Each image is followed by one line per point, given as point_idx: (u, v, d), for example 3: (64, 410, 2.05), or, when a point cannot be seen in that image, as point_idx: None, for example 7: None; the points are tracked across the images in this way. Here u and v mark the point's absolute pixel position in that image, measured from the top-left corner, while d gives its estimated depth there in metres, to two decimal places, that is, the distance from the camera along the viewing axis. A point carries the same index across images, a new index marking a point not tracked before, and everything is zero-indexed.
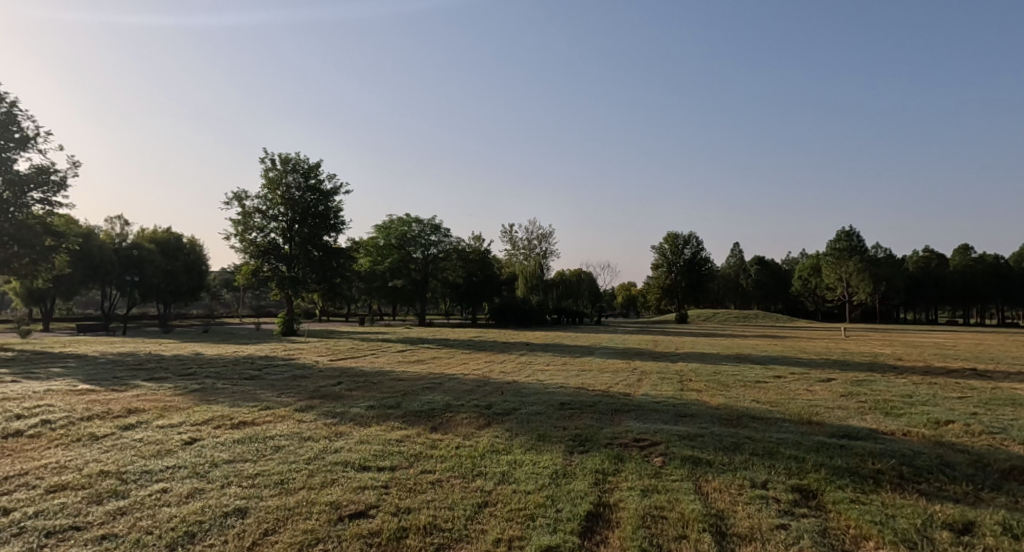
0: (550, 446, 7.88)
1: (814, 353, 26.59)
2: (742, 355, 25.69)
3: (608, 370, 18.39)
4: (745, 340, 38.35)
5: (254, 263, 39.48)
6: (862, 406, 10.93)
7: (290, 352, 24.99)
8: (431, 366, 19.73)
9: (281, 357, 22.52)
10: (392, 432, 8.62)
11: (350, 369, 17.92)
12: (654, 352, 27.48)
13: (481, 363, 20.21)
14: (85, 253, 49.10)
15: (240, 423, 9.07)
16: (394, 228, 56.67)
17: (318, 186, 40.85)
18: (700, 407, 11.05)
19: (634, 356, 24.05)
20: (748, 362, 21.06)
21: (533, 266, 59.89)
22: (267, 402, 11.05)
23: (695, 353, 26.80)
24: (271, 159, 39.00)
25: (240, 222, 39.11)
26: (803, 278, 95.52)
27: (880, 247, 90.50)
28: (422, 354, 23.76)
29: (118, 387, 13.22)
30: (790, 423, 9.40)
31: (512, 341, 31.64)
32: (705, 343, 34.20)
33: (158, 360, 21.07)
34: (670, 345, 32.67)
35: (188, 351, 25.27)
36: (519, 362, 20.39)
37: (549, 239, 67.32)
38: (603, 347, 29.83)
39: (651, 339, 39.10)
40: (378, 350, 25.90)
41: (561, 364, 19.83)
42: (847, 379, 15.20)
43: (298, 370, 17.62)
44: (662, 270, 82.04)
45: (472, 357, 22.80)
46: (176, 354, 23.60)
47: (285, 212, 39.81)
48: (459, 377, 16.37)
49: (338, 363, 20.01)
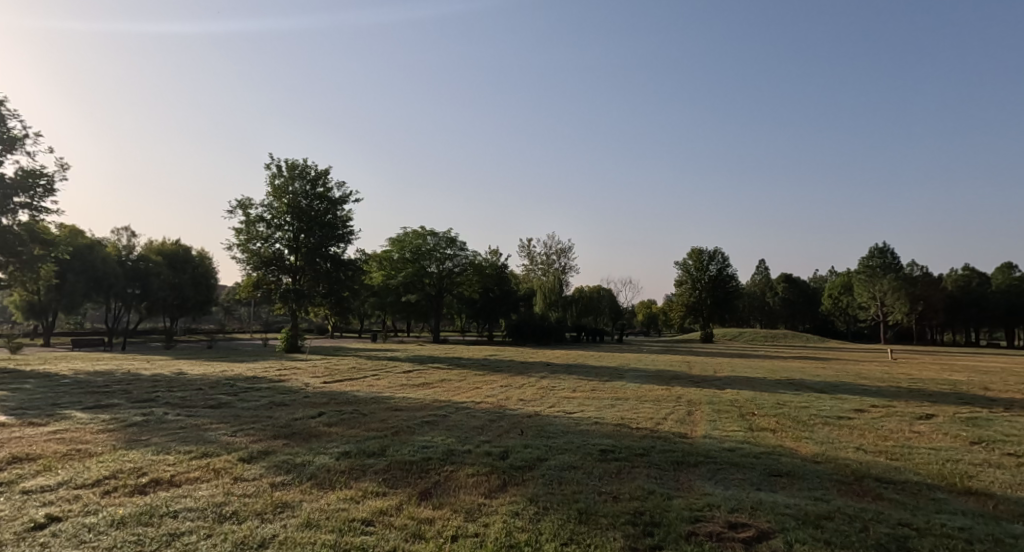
0: (598, 541, 5.04)
1: (874, 379, 23.46)
2: (794, 380, 22.53)
3: (648, 398, 15.51)
4: (787, 362, 35.25)
5: (257, 274, 37.06)
6: (1020, 463, 7.93)
7: (283, 372, 22.29)
8: (439, 391, 16.91)
9: (269, 377, 19.85)
10: (360, 505, 5.82)
11: (343, 395, 15.22)
12: (691, 375, 24.57)
13: (496, 388, 17.39)
14: (88, 264, 46.96)
15: (147, 484, 6.30)
16: (407, 242, 54.22)
17: (326, 194, 38.62)
18: (790, 458, 8.18)
19: (671, 381, 21.16)
20: (809, 390, 18.03)
21: (553, 280, 56.92)
22: (209, 446, 8.23)
23: (739, 377, 23.69)
24: (277, 165, 36.90)
25: (243, 230, 36.95)
26: (834, 297, 92.09)
27: (915, 265, 86.79)
28: (428, 376, 20.99)
29: (39, 419, 10.48)
30: (944, 493, 6.44)
31: (531, 361, 28.77)
32: (744, 365, 31.10)
33: (128, 381, 18.42)
34: (706, 367, 29.65)
35: (171, 370, 22.73)
36: (539, 387, 17.58)
37: (568, 254, 64.31)
38: (632, 368, 26.96)
39: (681, 359, 36.07)
40: (381, 371, 23.10)
41: (591, 390, 16.99)
42: (955, 418, 12.15)
43: (279, 395, 14.93)
44: (686, 286, 78.80)
45: (486, 379, 19.93)
46: (156, 374, 21.05)
47: (291, 221, 37.59)
48: (470, 406, 13.59)
49: (330, 387, 17.24)
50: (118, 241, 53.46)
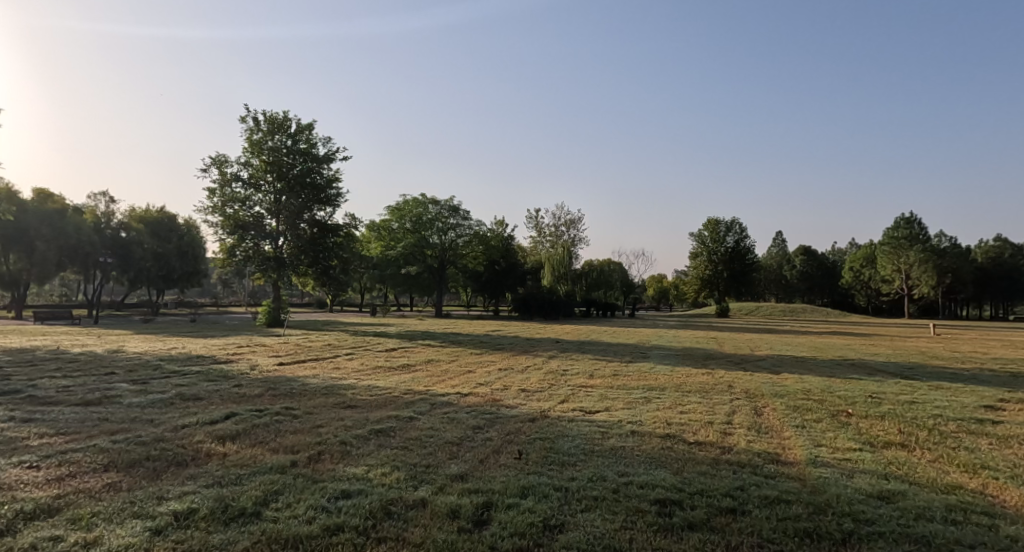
0: None
1: (950, 361, 19.59)
2: (854, 362, 18.71)
3: (692, 390, 11.68)
4: (826, 339, 31.54)
5: (232, 240, 33.25)
6: None
7: (239, 350, 18.60)
8: (417, 377, 13.17)
9: (215, 358, 16.07)
10: None
11: (285, 385, 11.41)
12: (728, 354, 20.82)
13: (494, 373, 13.66)
14: (59, 232, 42.47)
15: None
16: (407, 210, 50.30)
17: (309, 150, 34.78)
18: (1013, 526, 4.42)
19: (708, 363, 17.46)
20: (887, 376, 14.29)
21: (562, 253, 52.30)
22: None
23: (785, 358, 19.91)
24: (253, 118, 33.00)
25: (217, 191, 33.24)
26: (855, 269, 87.68)
27: (943, 235, 82.21)
28: (413, 358, 17.22)
29: None
30: None
31: (539, 338, 25.12)
32: (781, 343, 27.27)
33: (33, 362, 14.71)
34: (739, 344, 25.89)
35: (107, 348, 18.99)
36: (545, 371, 13.86)
37: (577, 225, 59.91)
38: (655, 347, 23.25)
39: (705, 335, 32.20)
40: (358, 350, 19.40)
41: (614, 377, 13.25)
42: None
43: (201, 385, 11.14)
44: (700, 259, 74.77)
45: (482, 360, 16.25)
46: (82, 352, 17.40)
47: (273, 181, 33.88)
48: (452, 402, 9.86)
49: (278, 372, 13.46)
50: (96, 208, 49.32)
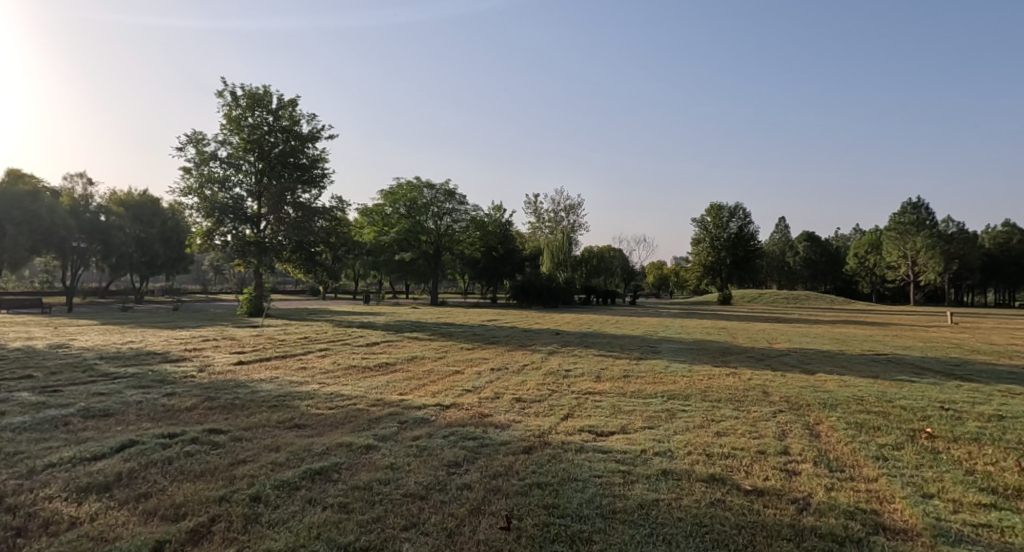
0: None
1: (992, 356, 17.62)
2: (889, 358, 16.72)
3: (723, 399, 9.62)
4: (844, 329, 29.58)
5: (209, 224, 31.08)
6: None
7: (200, 346, 16.48)
8: (395, 381, 11.13)
9: (168, 356, 14.01)
10: None
11: (229, 394, 9.35)
12: (746, 348, 18.82)
13: (485, 374, 11.60)
14: (32, 216, 40.11)
15: None
16: (401, 194, 47.95)
17: (292, 127, 32.59)
18: None
19: (729, 359, 15.46)
20: (941, 377, 12.30)
21: (562, 239, 50.24)
22: None
23: (809, 352, 17.96)
24: (231, 92, 30.81)
25: (193, 171, 31.07)
26: (860, 256, 85.66)
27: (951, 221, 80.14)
28: (396, 354, 15.20)
29: None
30: None
31: (537, 329, 23.08)
32: (799, 335, 25.23)
33: None
34: (754, 336, 23.87)
35: (52, 342, 16.86)
36: (545, 372, 11.86)
37: (577, 211, 57.73)
38: (665, 340, 21.28)
39: (714, 325, 30.32)
40: (336, 345, 17.31)
41: (627, 380, 11.22)
42: None
43: (123, 395, 9.05)
44: (703, 245, 72.76)
45: (474, 358, 14.23)
46: (20, 348, 15.30)
47: (254, 161, 31.78)
48: (428, 419, 7.81)
49: (231, 374, 11.39)
50: (74, 191, 46.99)
